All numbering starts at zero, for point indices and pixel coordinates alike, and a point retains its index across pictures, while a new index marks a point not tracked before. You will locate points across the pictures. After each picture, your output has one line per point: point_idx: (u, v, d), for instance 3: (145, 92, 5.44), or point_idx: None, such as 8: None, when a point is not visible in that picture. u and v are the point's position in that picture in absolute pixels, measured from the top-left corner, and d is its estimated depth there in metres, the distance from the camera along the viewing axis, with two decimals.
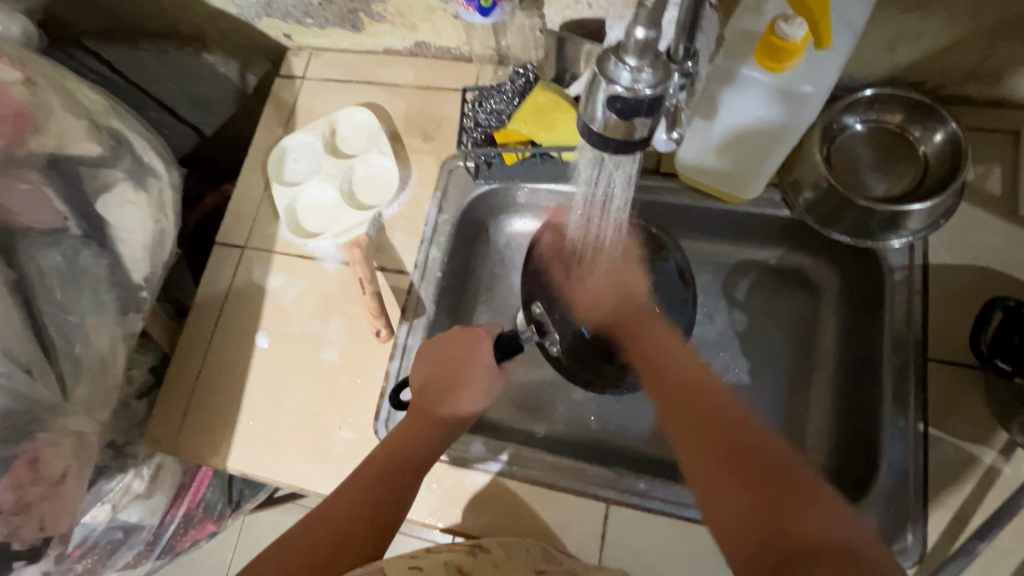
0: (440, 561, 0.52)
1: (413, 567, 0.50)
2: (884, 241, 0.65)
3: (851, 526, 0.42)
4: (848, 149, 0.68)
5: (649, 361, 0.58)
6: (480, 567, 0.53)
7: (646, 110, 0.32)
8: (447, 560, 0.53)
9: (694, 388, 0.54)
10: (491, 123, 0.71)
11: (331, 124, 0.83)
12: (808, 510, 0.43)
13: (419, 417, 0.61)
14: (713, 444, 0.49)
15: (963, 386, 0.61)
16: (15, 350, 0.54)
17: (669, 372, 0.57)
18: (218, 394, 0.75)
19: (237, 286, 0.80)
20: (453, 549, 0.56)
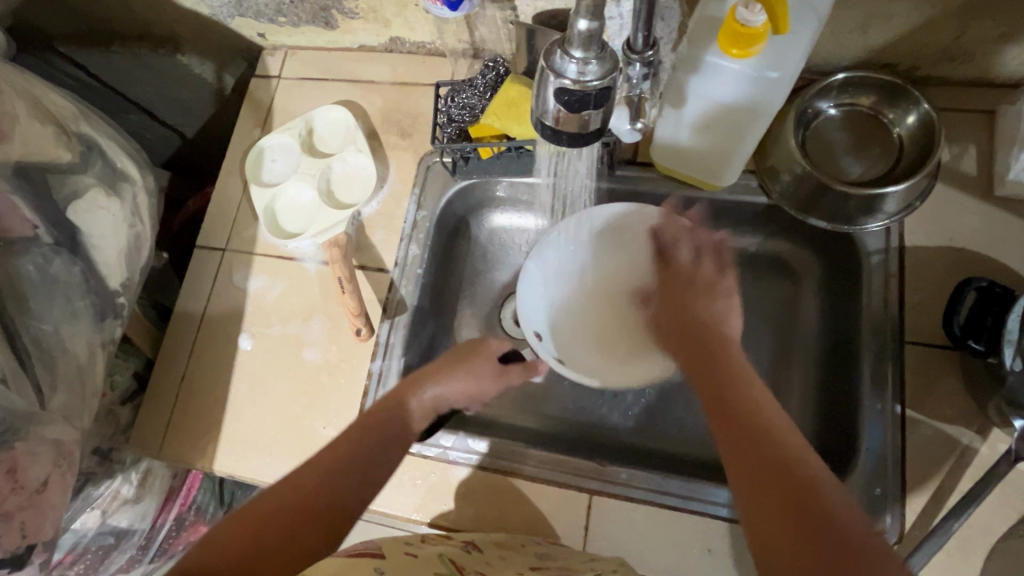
0: (434, 553, 0.52)
1: (409, 553, 0.50)
2: (862, 224, 0.65)
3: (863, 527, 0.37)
4: (823, 134, 0.68)
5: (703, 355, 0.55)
6: (472, 561, 0.53)
7: (595, 103, 0.32)
8: (442, 551, 0.53)
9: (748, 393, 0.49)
10: (464, 118, 0.70)
11: (307, 123, 0.82)
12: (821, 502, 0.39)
13: (370, 422, 0.58)
14: (771, 488, 0.41)
15: (942, 367, 0.61)
16: None
17: (733, 402, 0.48)
18: (202, 398, 0.75)
19: (219, 288, 0.80)
20: (447, 543, 0.56)
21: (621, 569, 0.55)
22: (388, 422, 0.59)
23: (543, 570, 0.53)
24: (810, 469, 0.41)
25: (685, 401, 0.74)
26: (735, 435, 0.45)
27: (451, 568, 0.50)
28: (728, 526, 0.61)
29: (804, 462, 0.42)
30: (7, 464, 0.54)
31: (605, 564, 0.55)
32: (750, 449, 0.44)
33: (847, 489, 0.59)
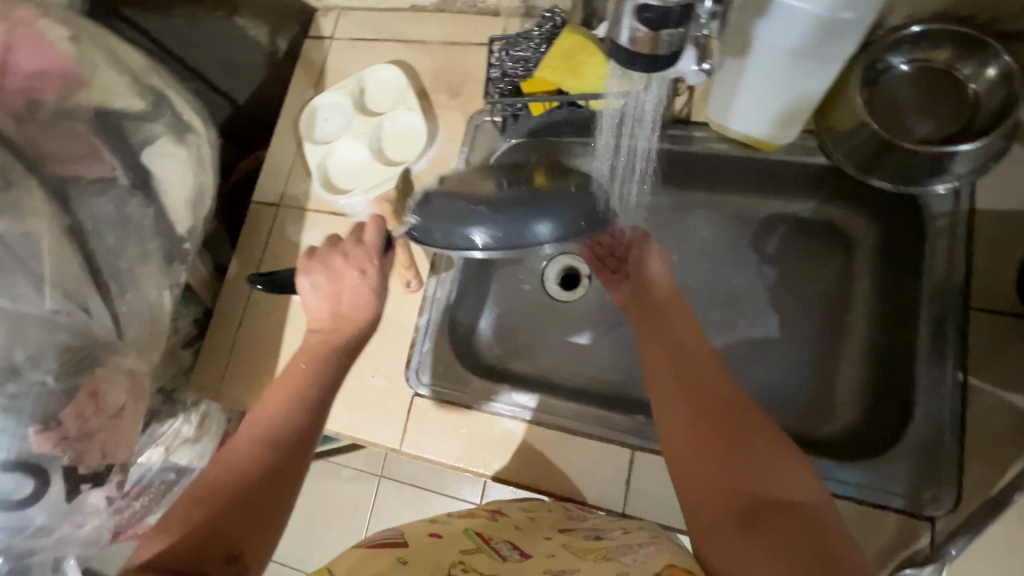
0: (461, 528, 0.54)
1: (434, 534, 0.52)
2: (928, 186, 0.62)
3: (804, 486, 0.45)
4: (890, 91, 0.65)
5: (667, 336, 0.59)
6: (499, 531, 0.55)
7: (675, 21, 0.34)
8: (467, 525, 0.55)
9: (697, 359, 0.55)
10: (518, 72, 0.70)
11: (359, 81, 0.83)
12: (767, 464, 0.46)
13: (309, 373, 0.59)
14: (696, 418, 0.50)
15: (1010, 336, 0.59)
16: (73, 291, 0.58)
17: (675, 336, 0.59)
18: (256, 345, 0.79)
19: (274, 241, 0.83)
20: (473, 516, 0.58)
21: (648, 527, 0.55)
22: (319, 365, 0.60)
23: (570, 532, 0.55)
24: (723, 391, 0.52)
25: (732, 364, 0.72)
26: (662, 360, 0.56)
27: (479, 540, 0.51)
28: None
29: (718, 382, 0.53)
30: (90, 387, 0.59)
31: (636, 524, 0.56)
32: (672, 360, 0.56)
33: (899, 457, 0.58)
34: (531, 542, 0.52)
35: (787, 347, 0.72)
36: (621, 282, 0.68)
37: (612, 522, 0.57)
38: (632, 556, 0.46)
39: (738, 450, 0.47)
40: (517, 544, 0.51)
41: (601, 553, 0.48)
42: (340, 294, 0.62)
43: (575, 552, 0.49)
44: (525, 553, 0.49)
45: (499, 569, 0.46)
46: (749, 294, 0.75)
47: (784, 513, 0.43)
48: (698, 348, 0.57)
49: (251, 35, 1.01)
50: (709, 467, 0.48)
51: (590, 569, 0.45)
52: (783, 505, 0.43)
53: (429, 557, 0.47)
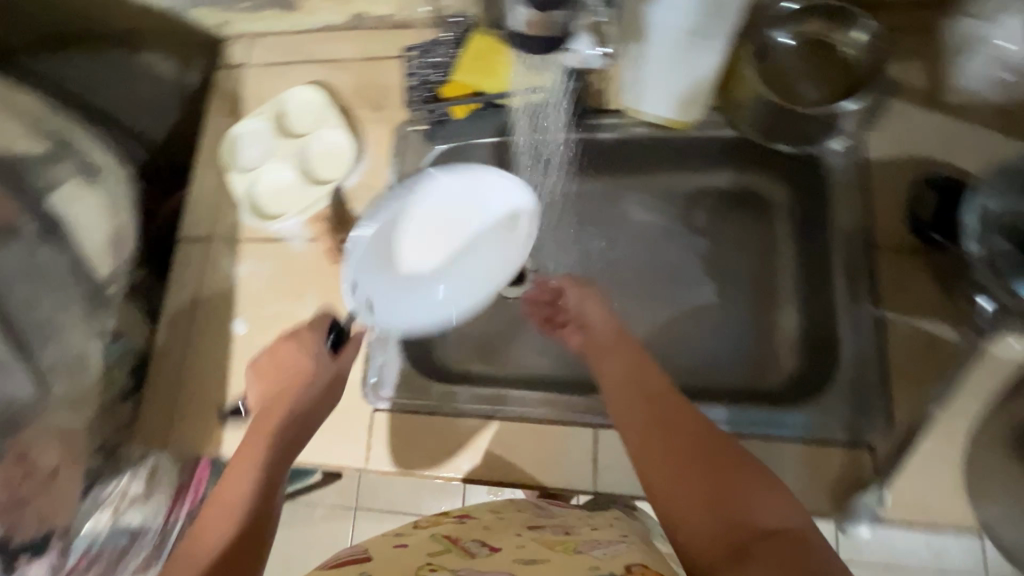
0: (428, 535, 0.53)
1: (399, 544, 0.51)
2: (824, 143, 0.70)
3: (789, 511, 0.43)
4: (779, 63, 0.71)
5: (625, 373, 0.57)
6: (468, 531, 0.55)
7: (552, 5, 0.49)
8: (434, 531, 0.54)
9: (660, 393, 0.54)
10: (435, 77, 0.75)
11: (279, 106, 0.82)
12: (747, 493, 0.45)
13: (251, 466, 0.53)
14: (669, 459, 0.49)
15: (913, 269, 0.65)
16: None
17: (634, 372, 0.57)
18: (203, 386, 0.76)
19: (208, 277, 0.80)
20: (440, 521, 0.57)
21: (618, 521, 0.57)
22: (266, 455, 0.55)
23: (540, 528, 0.56)
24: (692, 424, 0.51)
25: (682, 333, 0.74)
26: (625, 400, 0.55)
27: (447, 542, 0.52)
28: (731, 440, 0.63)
29: (684, 415, 0.52)
30: (17, 451, 0.67)
31: (604, 520, 0.57)
32: (636, 398, 0.55)
33: (835, 394, 0.63)
34: (500, 537, 0.53)
35: (727, 315, 0.74)
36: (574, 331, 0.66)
37: (584, 518, 0.59)
38: (600, 550, 0.48)
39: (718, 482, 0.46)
40: (485, 541, 0.52)
41: (569, 546, 0.51)
42: (281, 366, 0.63)
43: (546, 544, 0.51)
44: (494, 546, 0.51)
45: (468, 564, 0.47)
46: (685, 268, 0.77)
47: (769, 540, 0.41)
48: (657, 383, 0.56)
49: (159, 71, 0.94)
50: (694, 509, 0.45)
51: (560, 560, 0.47)
52: (770, 534, 0.42)
53: (393, 565, 0.47)
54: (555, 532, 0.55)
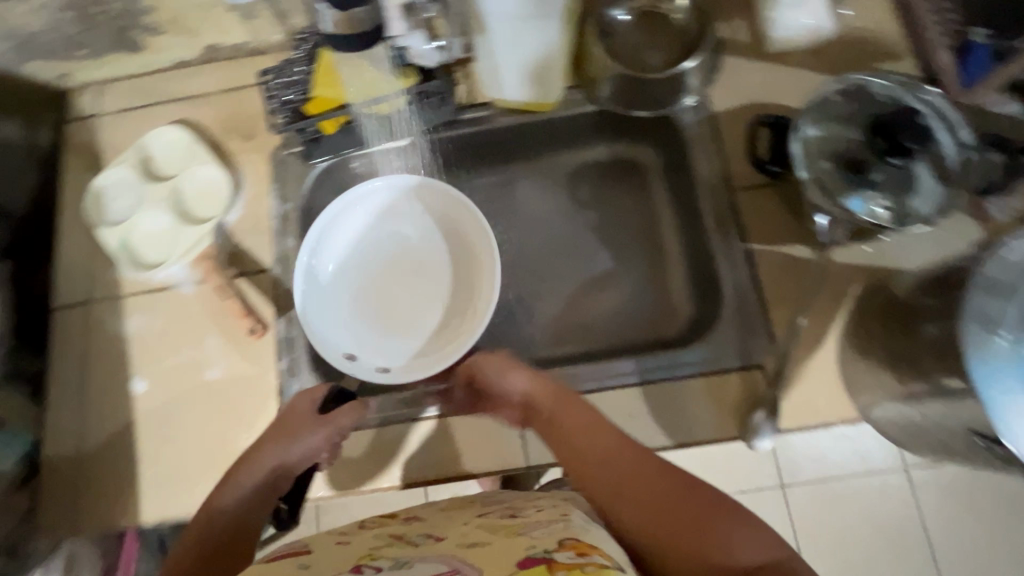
0: (373, 534, 0.52)
1: (340, 541, 0.50)
2: (677, 103, 0.75)
3: (766, 541, 0.44)
4: (622, 37, 0.76)
5: (577, 433, 0.55)
6: (415, 527, 0.54)
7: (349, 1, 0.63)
8: (380, 530, 0.54)
9: (615, 448, 0.53)
10: (296, 97, 0.74)
11: (142, 150, 0.78)
12: (727, 534, 0.45)
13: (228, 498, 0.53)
14: (647, 519, 0.47)
15: (767, 202, 0.72)
16: None
17: (583, 433, 0.54)
18: (108, 455, 0.71)
19: (94, 340, 0.75)
20: (388, 521, 0.56)
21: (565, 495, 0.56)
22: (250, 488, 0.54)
23: (487, 515, 0.55)
24: (655, 476, 0.50)
25: (585, 300, 0.79)
26: (585, 466, 0.52)
27: (391, 537, 0.51)
28: (641, 387, 0.68)
29: (645, 467, 0.51)
30: None
31: (549, 495, 0.58)
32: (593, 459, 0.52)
33: (724, 325, 0.68)
34: (448, 528, 0.53)
35: (622, 275, 0.80)
36: (508, 407, 0.62)
37: (532, 499, 0.57)
38: (540, 529, 0.47)
39: (698, 532, 0.45)
40: (431, 533, 0.52)
41: (514, 529, 0.49)
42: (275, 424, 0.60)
43: (492, 532, 0.50)
44: (439, 538, 0.51)
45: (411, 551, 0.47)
46: (579, 240, 0.82)
47: None
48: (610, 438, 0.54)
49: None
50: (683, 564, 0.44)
51: (500, 544, 0.47)
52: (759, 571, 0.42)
53: (333, 560, 0.46)
54: (504, 518, 0.53)
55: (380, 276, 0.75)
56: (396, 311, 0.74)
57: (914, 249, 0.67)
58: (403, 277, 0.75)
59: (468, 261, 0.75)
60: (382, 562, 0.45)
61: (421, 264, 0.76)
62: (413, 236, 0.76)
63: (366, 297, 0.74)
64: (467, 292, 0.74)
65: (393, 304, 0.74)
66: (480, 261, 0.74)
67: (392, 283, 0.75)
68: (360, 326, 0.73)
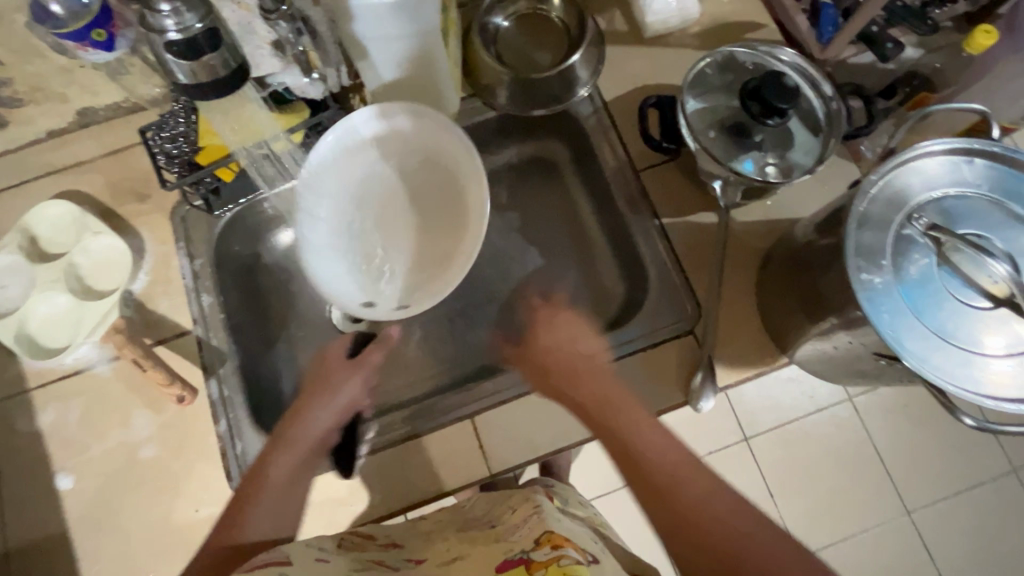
0: (352, 557, 0.50)
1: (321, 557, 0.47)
2: (573, 96, 0.77)
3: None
4: (507, 42, 0.79)
5: (636, 428, 0.54)
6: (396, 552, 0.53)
7: (207, 45, 0.49)
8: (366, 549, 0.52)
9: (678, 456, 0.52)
10: (184, 149, 0.70)
11: (24, 230, 0.73)
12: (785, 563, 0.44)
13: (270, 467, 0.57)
14: (698, 550, 0.46)
15: (670, 177, 0.75)
16: None
17: (645, 432, 0.54)
18: (44, 564, 0.65)
19: (5, 443, 0.69)
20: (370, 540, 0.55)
21: (531, 493, 0.57)
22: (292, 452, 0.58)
23: (469, 528, 0.55)
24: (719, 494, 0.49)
25: (520, 301, 0.81)
26: (641, 455, 0.52)
27: (369, 561, 0.50)
28: None
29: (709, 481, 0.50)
30: None
31: (520, 492, 0.59)
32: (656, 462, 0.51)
33: (652, 300, 0.72)
34: (426, 550, 0.53)
35: (552, 269, 0.82)
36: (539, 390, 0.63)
37: (504, 499, 0.58)
38: (519, 531, 0.49)
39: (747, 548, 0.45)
40: (413, 557, 0.52)
41: (493, 536, 0.51)
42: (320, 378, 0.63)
43: (471, 543, 0.51)
44: (419, 560, 0.51)
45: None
46: (504, 243, 0.84)
47: None
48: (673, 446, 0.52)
49: None
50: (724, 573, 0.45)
51: (481, 557, 0.48)
52: None
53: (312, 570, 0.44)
54: (481, 525, 0.55)
55: (375, 216, 0.70)
56: (397, 253, 0.70)
57: (806, 198, 0.73)
58: (395, 218, 0.71)
59: (452, 180, 0.70)
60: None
61: (413, 200, 0.71)
62: (402, 168, 0.70)
63: (364, 242, 0.70)
64: (454, 215, 0.70)
65: (388, 245, 0.70)
66: (468, 194, 0.69)
67: (383, 225, 0.70)
68: (381, 266, 0.70)
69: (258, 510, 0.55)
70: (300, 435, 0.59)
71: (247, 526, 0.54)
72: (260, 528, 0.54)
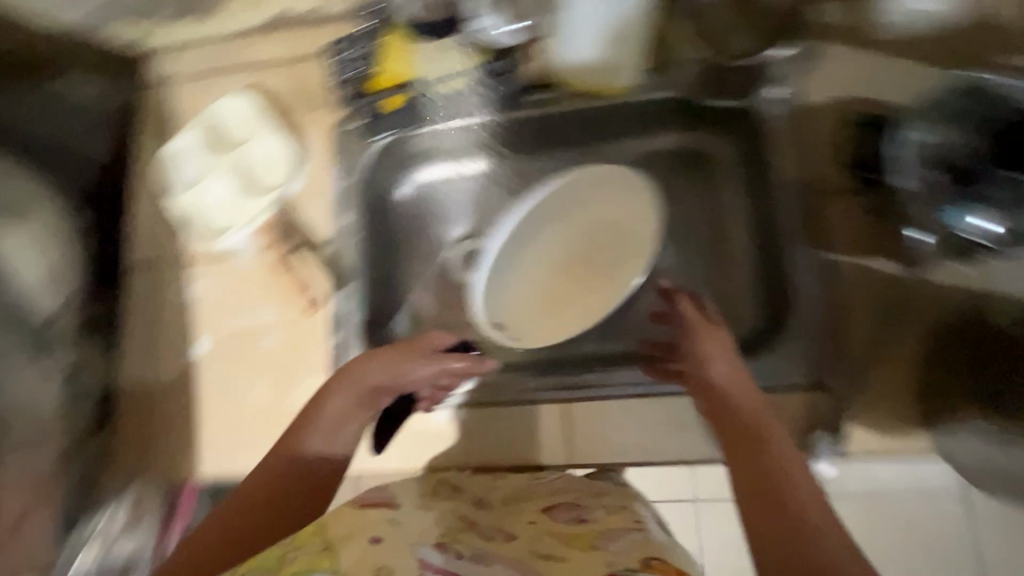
0: (448, 509, 0.52)
1: (423, 506, 0.51)
2: (761, 94, 0.70)
3: None
4: (704, 19, 0.71)
5: (745, 430, 0.50)
6: (482, 508, 0.55)
7: None
8: (455, 503, 0.54)
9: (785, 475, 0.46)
10: (363, 69, 0.76)
11: (211, 119, 0.80)
12: None
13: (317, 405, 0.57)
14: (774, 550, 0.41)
15: (849, 209, 0.67)
16: None
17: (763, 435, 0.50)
18: (173, 413, 0.75)
19: (163, 301, 0.79)
20: (455, 494, 0.57)
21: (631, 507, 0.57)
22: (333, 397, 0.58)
23: (551, 511, 0.55)
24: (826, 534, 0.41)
25: None
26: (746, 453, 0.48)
27: (463, 518, 0.52)
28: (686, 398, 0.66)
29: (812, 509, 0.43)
30: None
31: (615, 498, 0.57)
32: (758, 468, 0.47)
33: (791, 340, 0.64)
34: (512, 523, 0.52)
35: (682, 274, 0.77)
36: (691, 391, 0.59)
37: (595, 495, 0.58)
38: (618, 544, 0.48)
39: None
40: (500, 526, 0.52)
41: (585, 542, 0.49)
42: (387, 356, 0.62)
43: (562, 539, 0.50)
44: (509, 534, 0.50)
45: (488, 546, 0.48)
46: None
47: None
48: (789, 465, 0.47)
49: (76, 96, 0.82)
50: None
51: (576, 560, 0.46)
52: None
53: (419, 526, 0.47)
54: (570, 520, 0.53)
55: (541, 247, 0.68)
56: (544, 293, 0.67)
57: None
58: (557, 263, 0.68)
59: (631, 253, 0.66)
60: (462, 549, 0.46)
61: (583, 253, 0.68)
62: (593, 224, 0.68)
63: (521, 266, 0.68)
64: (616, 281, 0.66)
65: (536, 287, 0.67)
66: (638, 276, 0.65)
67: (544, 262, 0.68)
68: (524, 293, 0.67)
69: (312, 431, 0.56)
70: (343, 386, 0.59)
71: (304, 443, 0.55)
72: (313, 448, 0.55)
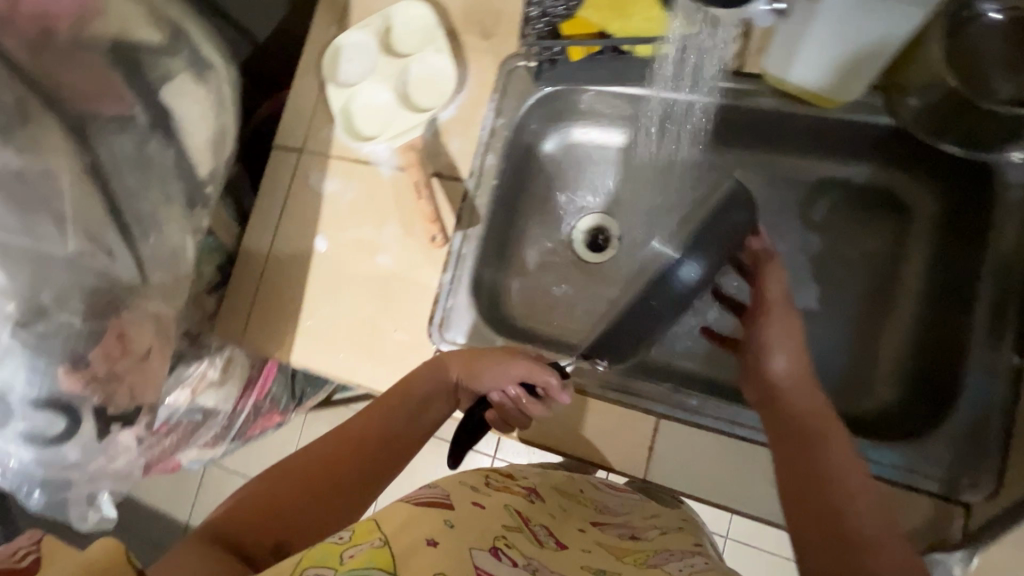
0: (501, 503, 0.49)
1: (476, 503, 0.46)
2: (1003, 153, 0.57)
3: None
4: (973, 43, 0.54)
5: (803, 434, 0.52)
6: (538, 512, 0.51)
7: None
8: (505, 498, 0.50)
9: (845, 486, 0.47)
10: (558, 11, 0.69)
11: (386, 19, 0.77)
12: None
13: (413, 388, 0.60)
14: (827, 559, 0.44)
15: None
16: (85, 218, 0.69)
17: (817, 441, 0.51)
18: (279, 296, 0.78)
19: (295, 189, 0.80)
20: (510, 487, 0.53)
21: (687, 527, 0.59)
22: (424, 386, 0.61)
23: (602, 527, 0.55)
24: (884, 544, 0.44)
25: None
26: (803, 465, 0.50)
27: (519, 516, 0.48)
28: None
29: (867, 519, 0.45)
30: (116, 330, 0.71)
31: (666, 521, 0.59)
32: (812, 476, 0.49)
33: (935, 439, 0.56)
34: (566, 533, 0.50)
35: (823, 322, 0.69)
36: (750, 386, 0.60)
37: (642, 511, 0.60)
38: (676, 563, 0.48)
39: None
40: (553, 532, 0.49)
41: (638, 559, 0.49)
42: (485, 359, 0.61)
43: (613, 550, 0.50)
44: (561, 544, 0.48)
45: (541, 555, 0.44)
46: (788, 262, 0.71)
47: None
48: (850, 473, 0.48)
49: None
50: None
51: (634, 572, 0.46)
52: None
53: (472, 522, 0.42)
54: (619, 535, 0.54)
55: None
56: None
57: None
58: None
59: None
60: (514, 554, 0.42)
61: None
62: None
63: None
64: None
65: None
66: None
67: None
68: None
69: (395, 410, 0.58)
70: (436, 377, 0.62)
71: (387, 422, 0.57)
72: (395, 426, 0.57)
